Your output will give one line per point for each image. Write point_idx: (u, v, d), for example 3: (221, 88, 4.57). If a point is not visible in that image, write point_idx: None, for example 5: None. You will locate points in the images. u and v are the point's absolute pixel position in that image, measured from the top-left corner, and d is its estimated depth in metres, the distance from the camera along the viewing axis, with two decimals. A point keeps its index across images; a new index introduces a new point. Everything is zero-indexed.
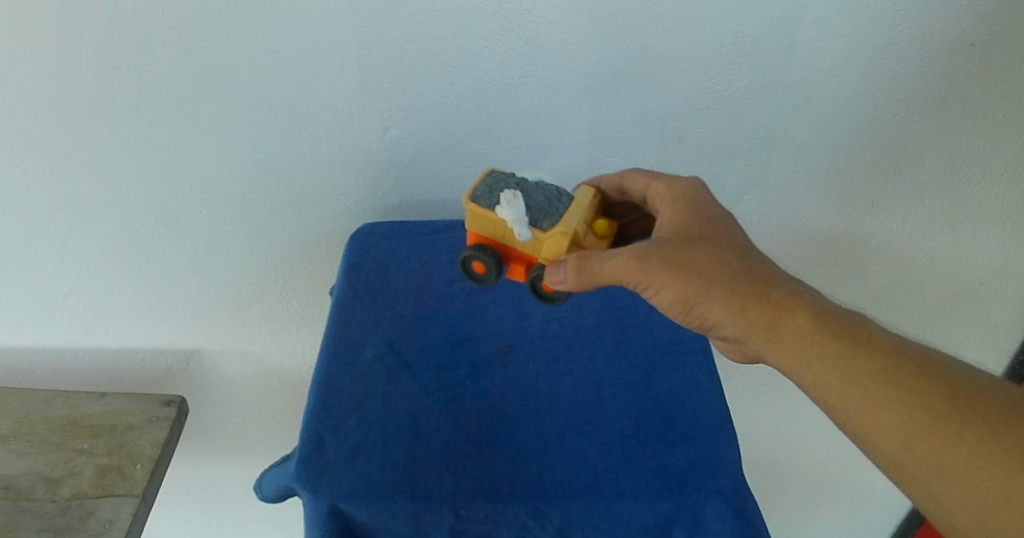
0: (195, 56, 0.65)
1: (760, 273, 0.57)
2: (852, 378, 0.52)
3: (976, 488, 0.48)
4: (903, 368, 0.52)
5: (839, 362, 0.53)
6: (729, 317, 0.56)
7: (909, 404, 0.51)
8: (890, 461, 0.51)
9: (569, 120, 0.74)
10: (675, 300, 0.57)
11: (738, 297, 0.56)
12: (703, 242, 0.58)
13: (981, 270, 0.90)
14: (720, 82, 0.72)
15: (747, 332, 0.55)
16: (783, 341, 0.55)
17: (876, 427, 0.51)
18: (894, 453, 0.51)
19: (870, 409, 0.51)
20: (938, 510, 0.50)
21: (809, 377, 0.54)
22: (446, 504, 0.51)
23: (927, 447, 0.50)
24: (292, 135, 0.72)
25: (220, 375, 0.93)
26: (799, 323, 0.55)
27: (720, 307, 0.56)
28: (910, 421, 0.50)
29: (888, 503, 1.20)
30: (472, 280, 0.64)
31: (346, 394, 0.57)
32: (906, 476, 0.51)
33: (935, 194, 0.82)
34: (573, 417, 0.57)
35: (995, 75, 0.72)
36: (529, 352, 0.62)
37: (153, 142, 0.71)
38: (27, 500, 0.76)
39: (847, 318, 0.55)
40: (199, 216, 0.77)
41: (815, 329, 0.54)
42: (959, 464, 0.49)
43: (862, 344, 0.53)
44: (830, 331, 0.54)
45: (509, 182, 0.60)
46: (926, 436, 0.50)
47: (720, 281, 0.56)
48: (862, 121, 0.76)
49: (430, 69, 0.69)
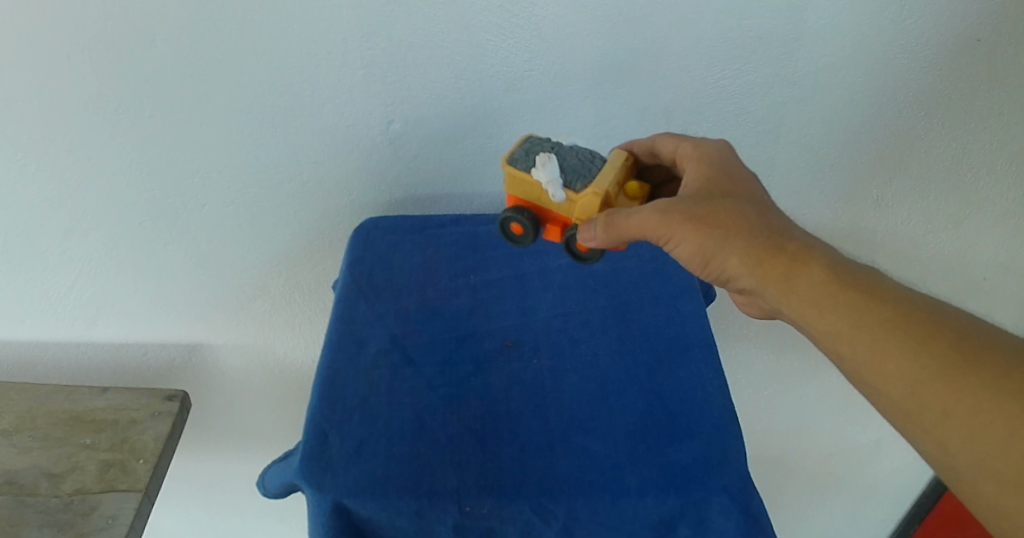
0: (198, 49, 0.65)
1: (778, 227, 0.57)
2: (864, 327, 0.52)
3: (980, 434, 0.48)
4: (914, 317, 0.52)
5: (851, 311, 0.53)
6: (748, 270, 0.55)
7: (917, 352, 0.51)
8: (896, 408, 0.51)
9: (573, 115, 0.73)
10: (693, 253, 0.57)
11: (754, 249, 0.56)
12: (724, 196, 0.58)
13: (986, 265, 0.89)
14: (726, 76, 0.71)
15: (764, 284, 0.55)
16: (797, 292, 0.54)
17: (884, 374, 0.51)
18: (900, 399, 0.51)
19: (879, 356, 0.51)
20: (942, 456, 0.50)
21: (821, 327, 0.54)
22: (451, 501, 0.51)
23: (933, 393, 0.50)
24: (294, 129, 0.72)
25: (222, 370, 0.93)
26: (815, 274, 0.54)
27: (737, 259, 0.55)
28: (917, 367, 0.50)
29: (890, 498, 1.20)
30: (512, 243, 0.65)
31: (350, 389, 0.56)
32: (912, 425, 0.51)
33: (942, 189, 0.81)
34: (578, 414, 0.57)
35: (1003, 69, 0.72)
36: (533, 348, 0.61)
37: (156, 135, 0.70)
38: (30, 495, 0.76)
39: (860, 270, 0.55)
40: (201, 211, 0.77)
41: (830, 280, 0.54)
42: (964, 408, 0.49)
43: (875, 294, 0.53)
44: (844, 281, 0.54)
45: (545, 146, 0.61)
46: (932, 382, 0.50)
47: (739, 234, 0.56)
48: (868, 116, 0.75)
49: (433, 63, 0.68)
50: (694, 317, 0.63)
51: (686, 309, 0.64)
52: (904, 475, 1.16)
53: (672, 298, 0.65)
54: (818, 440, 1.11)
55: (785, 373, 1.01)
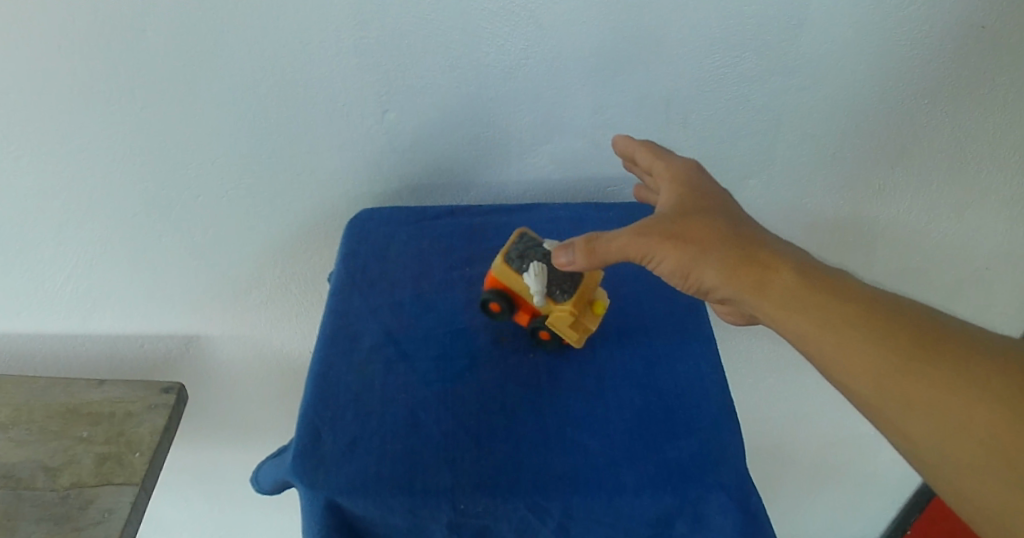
0: (190, 38, 0.64)
1: (747, 235, 0.56)
2: (833, 328, 0.51)
3: (955, 427, 0.47)
4: (883, 315, 0.51)
5: (820, 314, 0.52)
6: (723, 279, 0.54)
7: (886, 349, 0.49)
8: (872, 410, 0.50)
9: (571, 103, 0.72)
10: (670, 268, 0.55)
11: (727, 258, 0.54)
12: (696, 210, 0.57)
13: (988, 254, 0.88)
14: (726, 63, 0.70)
15: (738, 292, 0.54)
16: (770, 297, 0.53)
17: (856, 376, 0.50)
18: (874, 400, 0.49)
19: (849, 358, 0.50)
20: (922, 453, 0.49)
21: (794, 333, 0.53)
22: (445, 499, 0.50)
23: (906, 391, 0.48)
24: (288, 119, 0.70)
25: (219, 361, 0.93)
26: (784, 280, 0.53)
27: (713, 271, 0.54)
28: (887, 365, 0.49)
29: (892, 486, 1.19)
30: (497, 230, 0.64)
31: (344, 385, 0.56)
32: (888, 423, 0.50)
33: (945, 177, 0.80)
34: (574, 410, 0.56)
35: (1007, 57, 0.70)
36: (529, 342, 0.60)
37: (148, 126, 0.69)
38: (27, 488, 0.76)
39: (828, 273, 0.54)
40: (195, 201, 0.76)
41: (799, 284, 0.53)
42: (937, 403, 0.48)
43: (843, 295, 0.52)
44: (812, 285, 0.53)
45: None
46: (903, 377, 0.49)
47: (712, 246, 0.55)
48: (870, 104, 0.74)
49: (428, 52, 0.67)
50: (693, 310, 0.62)
51: (685, 302, 0.63)
52: (905, 463, 1.15)
53: (670, 291, 0.64)
54: (819, 428, 1.11)
55: (785, 362, 1.01)
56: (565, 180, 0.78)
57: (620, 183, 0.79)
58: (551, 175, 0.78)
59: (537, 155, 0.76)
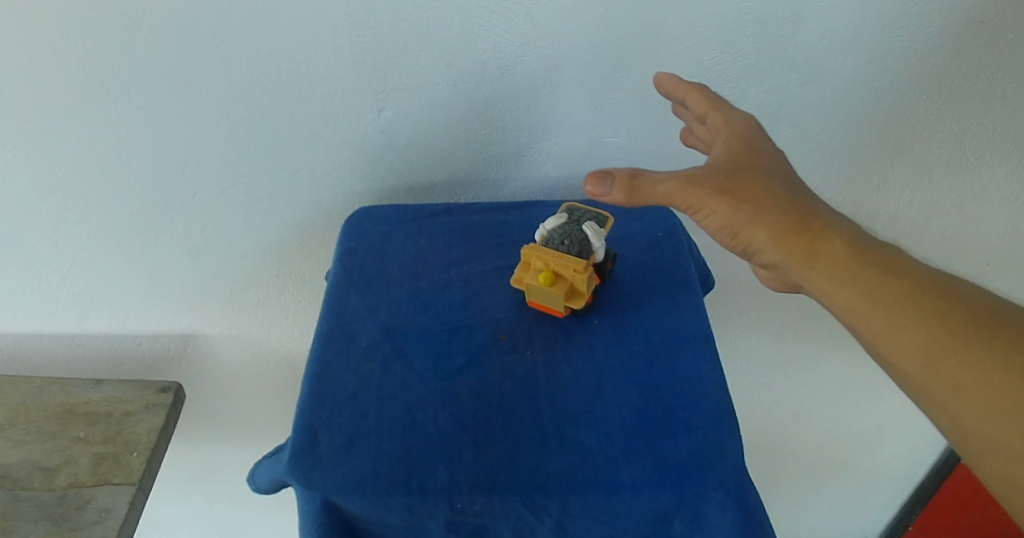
0: (185, 36, 0.64)
1: (802, 202, 0.55)
2: (881, 301, 0.51)
3: (992, 408, 0.48)
4: (931, 294, 0.51)
5: (870, 286, 0.52)
6: (773, 245, 0.54)
7: (932, 327, 0.50)
8: (910, 381, 0.51)
9: (569, 100, 0.71)
10: (719, 226, 0.54)
11: (781, 223, 0.54)
12: (751, 168, 0.56)
13: (988, 249, 0.88)
14: (724, 59, 0.69)
15: (787, 259, 0.53)
16: (819, 266, 0.53)
17: (898, 349, 0.51)
18: (915, 373, 0.50)
19: (895, 332, 0.51)
20: (953, 428, 0.50)
21: (840, 302, 0.53)
22: (441, 498, 0.50)
23: (948, 367, 0.49)
24: (284, 117, 0.70)
25: (218, 360, 0.92)
26: (835, 250, 0.53)
27: (764, 233, 0.53)
28: (931, 342, 0.50)
29: (893, 482, 1.19)
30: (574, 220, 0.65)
31: (340, 384, 0.56)
32: (924, 395, 0.51)
33: (944, 172, 0.80)
34: (572, 408, 0.55)
35: (1006, 52, 0.70)
36: (526, 339, 0.60)
37: (144, 125, 0.69)
38: (24, 489, 0.76)
39: (879, 247, 0.54)
40: (192, 200, 0.75)
41: (850, 255, 0.53)
42: (975, 383, 0.48)
43: (894, 271, 0.52)
44: (862, 257, 0.53)
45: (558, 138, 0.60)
46: (946, 357, 0.49)
47: (765, 207, 0.54)
48: (869, 100, 0.74)
49: (424, 49, 0.67)
50: (692, 307, 0.62)
51: (684, 299, 0.63)
52: (905, 459, 1.15)
53: (669, 287, 0.64)
54: (819, 425, 1.11)
55: (785, 359, 1.00)
56: (563, 177, 0.78)
57: None
58: (550, 172, 0.77)
59: (535, 152, 0.75)
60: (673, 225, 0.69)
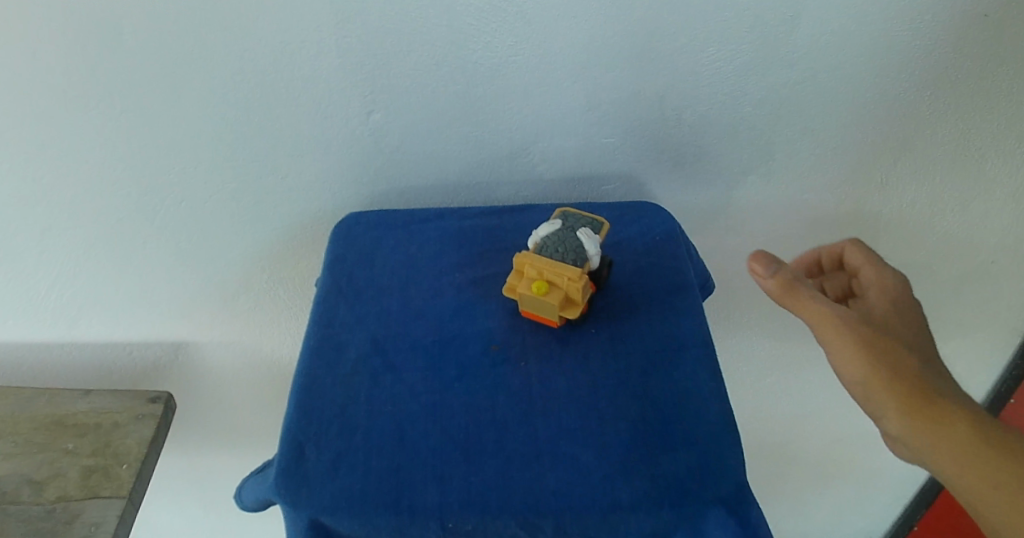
0: (167, 40, 0.62)
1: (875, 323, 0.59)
2: (949, 420, 0.55)
3: None
4: (988, 417, 0.56)
5: (938, 403, 0.55)
6: (857, 361, 0.56)
7: (989, 445, 0.54)
8: (964, 496, 0.55)
9: (562, 100, 0.70)
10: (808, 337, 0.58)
11: (865, 341, 0.57)
12: (903, 328, 0.61)
13: (994, 247, 0.86)
14: (722, 56, 0.67)
15: (873, 380, 0.55)
16: (899, 384, 0.55)
17: (963, 465, 0.54)
18: (969, 482, 0.54)
19: (959, 449, 0.54)
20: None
21: (916, 425, 0.55)
22: (432, 518, 0.49)
23: (1004, 485, 0.53)
24: (271, 121, 0.68)
25: (210, 367, 0.91)
26: (912, 366, 0.56)
27: (851, 350, 0.56)
28: (988, 455, 0.54)
29: (897, 483, 1.17)
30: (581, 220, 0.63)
31: (328, 400, 0.54)
32: (973, 501, 0.55)
33: (948, 170, 0.78)
34: (567, 421, 0.54)
35: (1012, 46, 0.68)
36: (520, 350, 0.58)
37: (127, 132, 0.67)
38: (12, 503, 0.74)
39: (941, 369, 0.58)
40: (178, 207, 0.74)
41: (922, 373, 0.56)
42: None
43: (958, 396, 0.56)
44: (931, 378, 0.57)
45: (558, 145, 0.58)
46: (1002, 475, 0.53)
47: (854, 325, 0.57)
48: (870, 97, 0.72)
49: (413, 51, 0.65)
50: (690, 314, 0.60)
51: (682, 306, 0.61)
52: (909, 459, 1.13)
53: (666, 294, 0.62)
54: (821, 425, 1.09)
55: (786, 359, 0.99)
56: (558, 179, 0.76)
57: (615, 181, 0.77)
58: (544, 175, 0.76)
59: (529, 154, 0.73)
60: (672, 228, 0.67)
